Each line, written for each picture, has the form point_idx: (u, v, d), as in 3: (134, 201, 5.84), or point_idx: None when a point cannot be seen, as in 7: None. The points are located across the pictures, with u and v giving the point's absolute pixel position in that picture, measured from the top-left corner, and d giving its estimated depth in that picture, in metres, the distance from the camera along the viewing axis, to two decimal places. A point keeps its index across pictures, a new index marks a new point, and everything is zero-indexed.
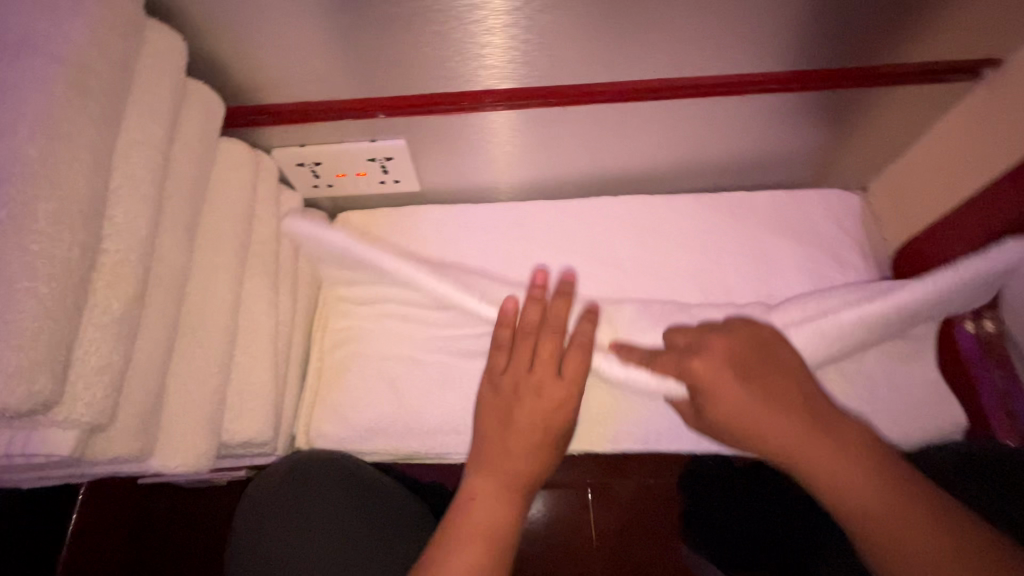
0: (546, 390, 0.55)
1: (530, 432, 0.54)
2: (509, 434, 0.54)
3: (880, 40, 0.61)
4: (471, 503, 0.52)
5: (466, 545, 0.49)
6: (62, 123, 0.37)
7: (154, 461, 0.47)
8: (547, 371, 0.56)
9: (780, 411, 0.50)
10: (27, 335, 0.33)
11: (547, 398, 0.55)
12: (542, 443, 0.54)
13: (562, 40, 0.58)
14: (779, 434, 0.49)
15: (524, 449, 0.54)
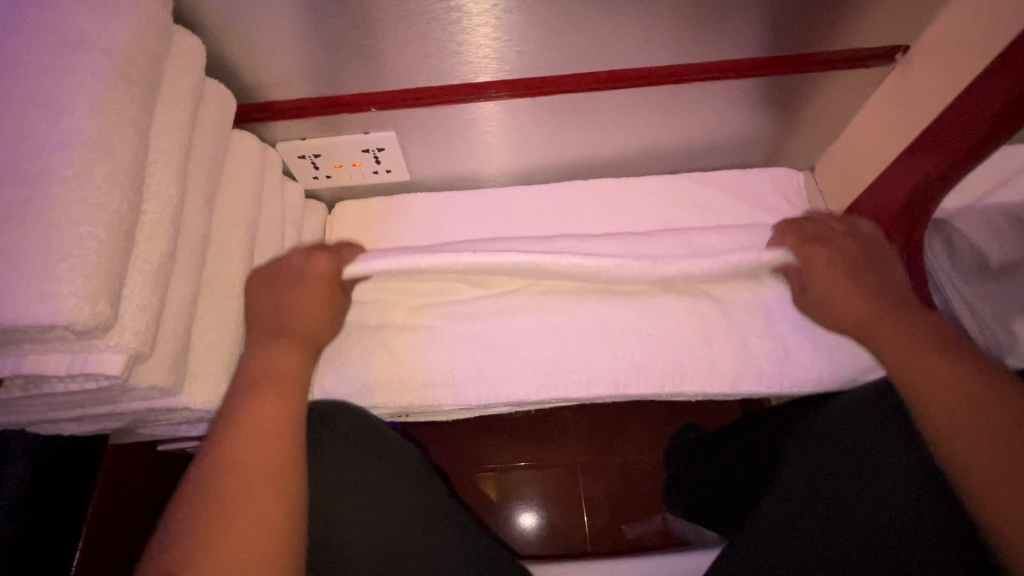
0: (295, 309, 0.60)
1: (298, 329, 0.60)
2: (284, 329, 0.59)
3: (803, 31, 0.71)
4: (260, 393, 0.55)
5: (250, 432, 0.52)
6: (113, 103, 0.45)
7: (182, 399, 0.54)
8: (308, 297, 0.61)
9: (855, 292, 0.60)
10: (91, 268, 0.40)
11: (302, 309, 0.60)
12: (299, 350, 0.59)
13: (528, 37, 0.67)
14: (845, 306, 0.60)
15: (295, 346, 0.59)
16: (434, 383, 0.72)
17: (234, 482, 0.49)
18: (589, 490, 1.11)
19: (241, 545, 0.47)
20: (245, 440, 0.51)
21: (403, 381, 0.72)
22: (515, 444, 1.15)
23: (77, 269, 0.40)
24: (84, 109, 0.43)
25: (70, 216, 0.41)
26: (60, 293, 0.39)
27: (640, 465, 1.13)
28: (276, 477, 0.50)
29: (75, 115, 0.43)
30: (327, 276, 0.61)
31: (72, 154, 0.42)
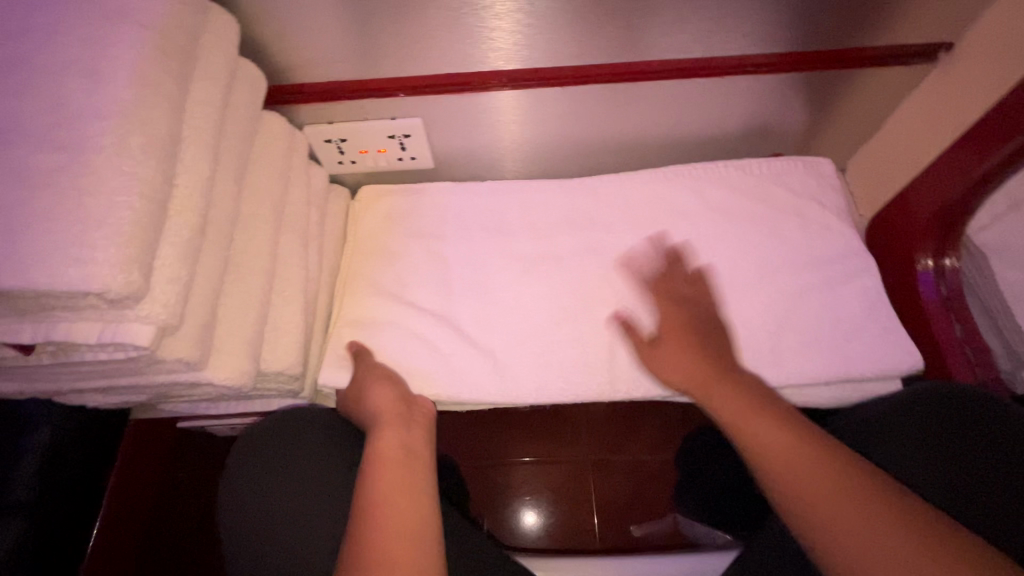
0: (384, 407, 0.64)
1: (393, 417, 0.62)
2: (387, 424, 0.61)
3: (841, 26, 0.69)
4: (379, 438, 0.59)
5: (388, 472, 0.54)
6: (150, 73, 0.45)
7: (206, 373, 0.54)
8: (386, 394, 0.65)
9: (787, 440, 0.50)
10: (124, 235, 0.40)
11: (380, 402, 0.65)
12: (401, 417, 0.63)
13: (560, 24, 0.67)
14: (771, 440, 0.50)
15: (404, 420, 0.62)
16: (467, 373, 0.72)
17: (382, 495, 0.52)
18: (599, 486, 1.11)
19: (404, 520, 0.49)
20: (384, 438, 0.59)
21: (434, 368, 0.73)
22: (525, 438, 1.14)
23: (112, 236, 0.40)
24: (124, 80, 0.44)
25: (105, 184, 0.41)
26: (94, 259, 0.39)
27: (650, 465, 1.12)
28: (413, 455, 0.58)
29: (115, 85, 0.43)
30: (395, 403, 0.64)
31: (110, 123, 0.42)
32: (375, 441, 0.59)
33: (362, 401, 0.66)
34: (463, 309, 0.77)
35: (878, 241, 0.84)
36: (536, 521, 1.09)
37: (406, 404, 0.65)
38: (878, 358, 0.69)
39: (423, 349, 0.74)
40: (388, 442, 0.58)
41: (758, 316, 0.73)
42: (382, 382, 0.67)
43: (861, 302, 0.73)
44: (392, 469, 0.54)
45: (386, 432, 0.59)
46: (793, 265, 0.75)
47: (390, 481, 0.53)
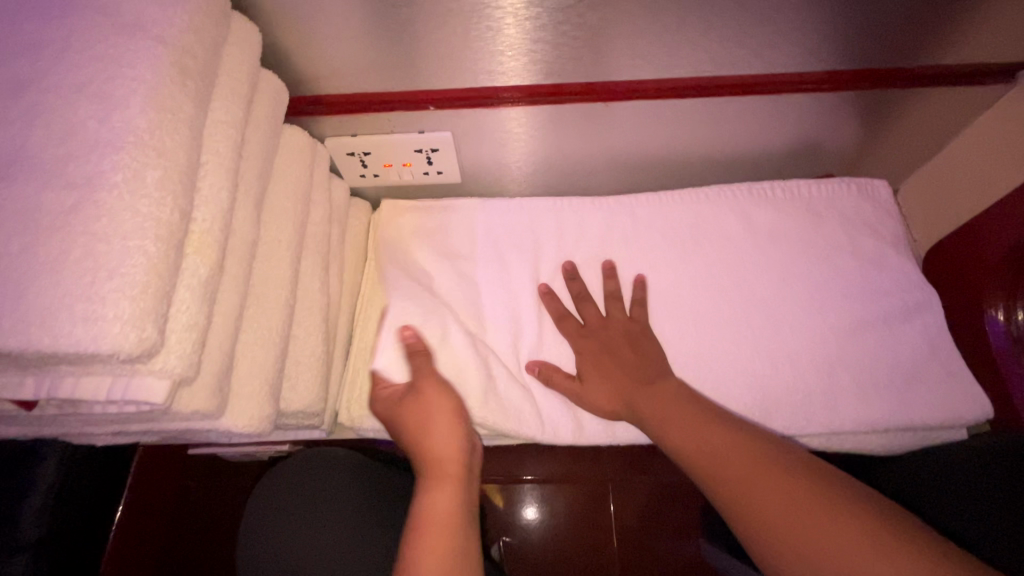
0: (437, 442, 0.58)
1: (451, 461, 0.57)
2: (440, 474, 0.56)
3: (916, 43, 0.63)
4: (428, 498, 0.54)
5: (432, 545, 0.50)
6: (167, 98, 0.40)
7: (224, 419, 0.50)
8: (442, 424, 0.59)
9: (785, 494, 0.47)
10: (138, 286, 0.36)
11: (435, 440, 0.58)
12: (461, 465, 0.57)
13: (609, 38, 0.61)
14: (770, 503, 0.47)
15: (458, 466, 0.57)
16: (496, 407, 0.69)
17: None
18: (620, 510, 1.07)
19: None
20: (433, 494, 0.54)
21: None
22: (541, 458, 1.10)
23: (124, 288, 0.35)
24: (138, 105, 0.39)
25: (117, 227, 0.36)
26: (104, 316, 0.34)
27: (673, 489, 1.07)
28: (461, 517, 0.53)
29: (129, 111, 0.38)
30: (458, 449, 0.58)
31: (122, 156, 0.37)
32: (424, 499, 0.54)
33: (417, 429, 0.59)
34: (499, 331, 0.72)
35: (934, 270, 0.79)
36: (555, 545, 1.05)
37: (464, 442, 0.59)
38: (942, 406, 0.64)
39: None
40: (440, 507, 0.53)
41: (810, 354, 0.68)
42: (432, 415, 0.60)
43: (922, 342, 0.68)
44: (438, 537, 0.50)
45: (438, 492, 0.54)
46: (848, 299, 0.70)
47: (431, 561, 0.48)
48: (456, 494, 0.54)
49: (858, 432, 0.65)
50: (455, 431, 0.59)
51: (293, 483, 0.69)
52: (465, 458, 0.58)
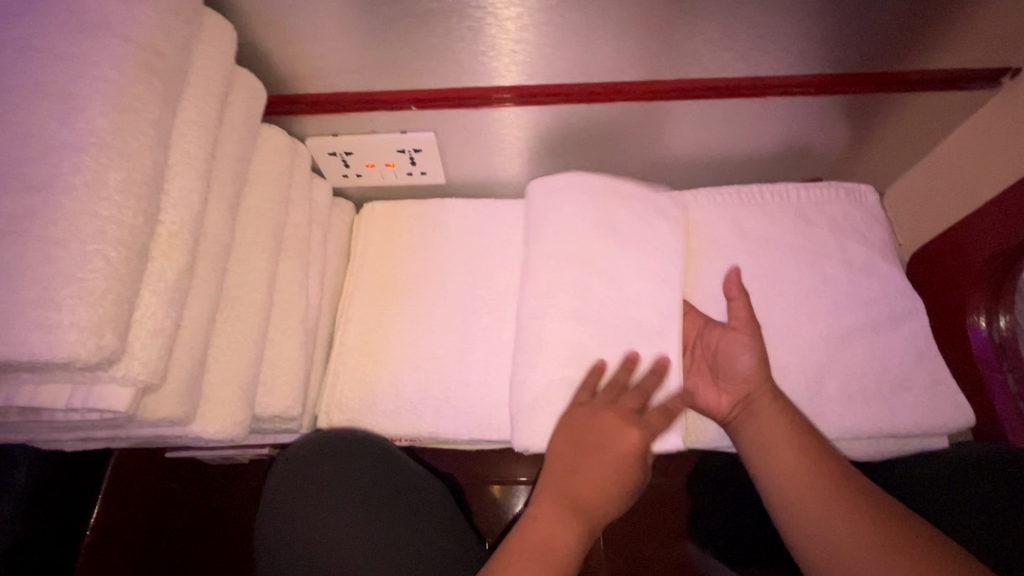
0: (605, 453, 0.57)
1: (598, 480, 0.55)
2: (563, 493, 0.55)
3: (902, 47, 0.62)
4: (533, 521, 0.53)
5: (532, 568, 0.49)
6: (131, 98, 0.39)
7: (195, 425, 0.49)
8: (614, 424, 0.59)
9: (805, 474, 0.53)
10: (97, 292, 0.35)
11: (606, 451, 0.57)
12: (620, 477, 0.56)
13: (594, 40, 0.60)
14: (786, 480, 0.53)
15: (596, 490, 0.55)
16: (476, 411, 0.68)
17: None
18: None
19: None
20: (542, 515, 0.53)
21: (445, 405, 0.69)
22: None
23: (82, 294, 0.34)
24: (100, 105, 0.38)
25: (75, 231, 0.35)
26: (60, 323, 0.34)
27: (659, 489, 1.07)
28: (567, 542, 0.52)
29: (90, 111, 0.37)
30: (627, 457, 0.57)
31: (82, 158, 0.36)
32: (530, 517, 0.53)
33: (580, 436, 0.58)
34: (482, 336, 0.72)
35: (917, 274, 0.78)
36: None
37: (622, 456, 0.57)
38: (925, 412, 0.64)
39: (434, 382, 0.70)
40: (537, 531, 0.52)
41: (794, 360, 0.67)
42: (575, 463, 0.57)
43: (906, 348, 0.67)
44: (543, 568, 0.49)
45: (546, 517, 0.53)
46: (833, 304, 0.70)
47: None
48: (563, 523, 0.52)
49: (841, 438, 0.65)
50: (625, 441, 0.58)
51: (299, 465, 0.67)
52: (614, 471, 0.56)
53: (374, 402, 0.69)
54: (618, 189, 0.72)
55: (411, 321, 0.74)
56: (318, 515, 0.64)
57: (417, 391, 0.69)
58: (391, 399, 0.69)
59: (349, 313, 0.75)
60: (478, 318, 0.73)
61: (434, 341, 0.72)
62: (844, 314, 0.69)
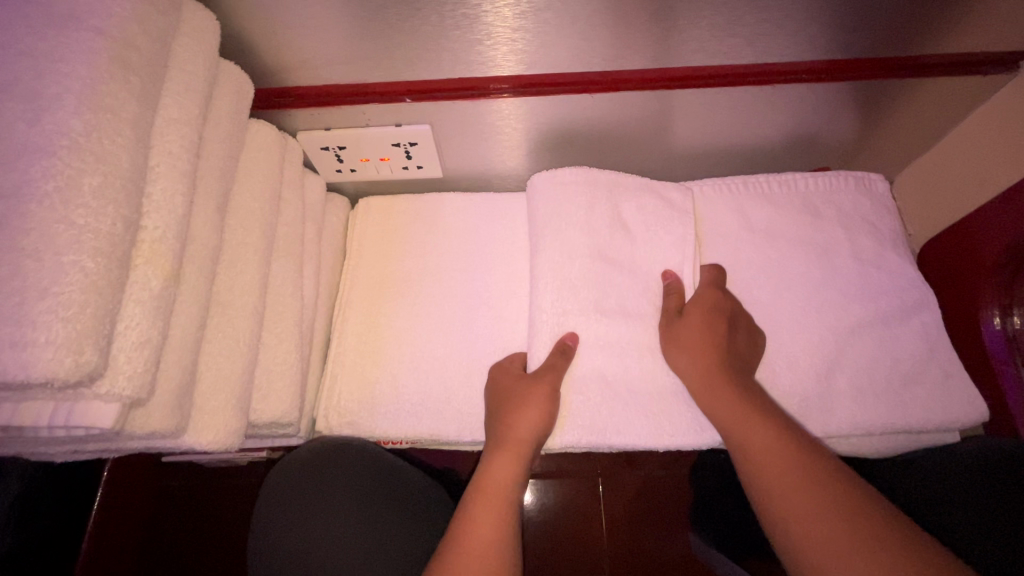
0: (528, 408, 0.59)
1: (523, 429, 0.58)
2: (505, 439, 0.58)
3: (917, 30, 0.60)
4: (488, 467, 0.57)
5: (480, 510, 0.53)
6: (106, 96, 0.37)
7: (187, 437, 0.48)
8: (540, 395, 0.60)
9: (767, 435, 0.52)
10: (75, 307, 0.33)
11: (538, 400, 0.59)
12: (544, 419, 0.59)
13: (594, 27, 0.58)
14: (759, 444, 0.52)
15: (528, 429, 0.58)
16: (478, 412, 0.67)
17: (469, 539, 0.51)
18: (610, 503, 1.06)
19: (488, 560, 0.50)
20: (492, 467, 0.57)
21: (446, 406, 0.67)
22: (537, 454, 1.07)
23: (58, 309, 0.32)
24: (72, 105, 0.35)
25: (49, 242, 0.33)
26: (34, 341, 0.32)
27: (662, 482, 1.07)
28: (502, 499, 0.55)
29: (62, 112, 0.35)
30: (546, 398, 0.59)
31: (54, 164, 0.34)
32: (484, 466, 0.58)
33: (506, 398, 0.61)
34: (483, 334, 0.71)
35: (929, 265, 0.76)
36: (544, 535, 1.04)
37: (543, 407, 0.59)
38: (937, 408, 0.63)
39: (434, 384, 0.68)
40: (496, 474, 0.56)
41: (804, 356, 0.66)
42: (520, 404, 0.59)
43: (918, 342, 0.66)
44: (485, 507, 0.54)
45: (497, 463, 0.57)
46: (842, 298, 0.68)
47: (479, 521, 0.52)
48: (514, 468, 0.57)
49: (853, 435, 0.64)
50: (538, 419, 0.59)
51: (305, 463, 0.66)
52: (547, 405, 0.59)
53: (372, 405, 0.67)
54: (626, 181, 0.71)
55: (410, 321, 0.72)
56: (314, 519, 0.64)
57: (417, 393, 0.68)
58: (390, 401, 0.68)
59: (346, 313, 0.73)
60: (478, 315, 0.72)
61: (432, 341, 0.71)
62: (853, 308, 0.67)
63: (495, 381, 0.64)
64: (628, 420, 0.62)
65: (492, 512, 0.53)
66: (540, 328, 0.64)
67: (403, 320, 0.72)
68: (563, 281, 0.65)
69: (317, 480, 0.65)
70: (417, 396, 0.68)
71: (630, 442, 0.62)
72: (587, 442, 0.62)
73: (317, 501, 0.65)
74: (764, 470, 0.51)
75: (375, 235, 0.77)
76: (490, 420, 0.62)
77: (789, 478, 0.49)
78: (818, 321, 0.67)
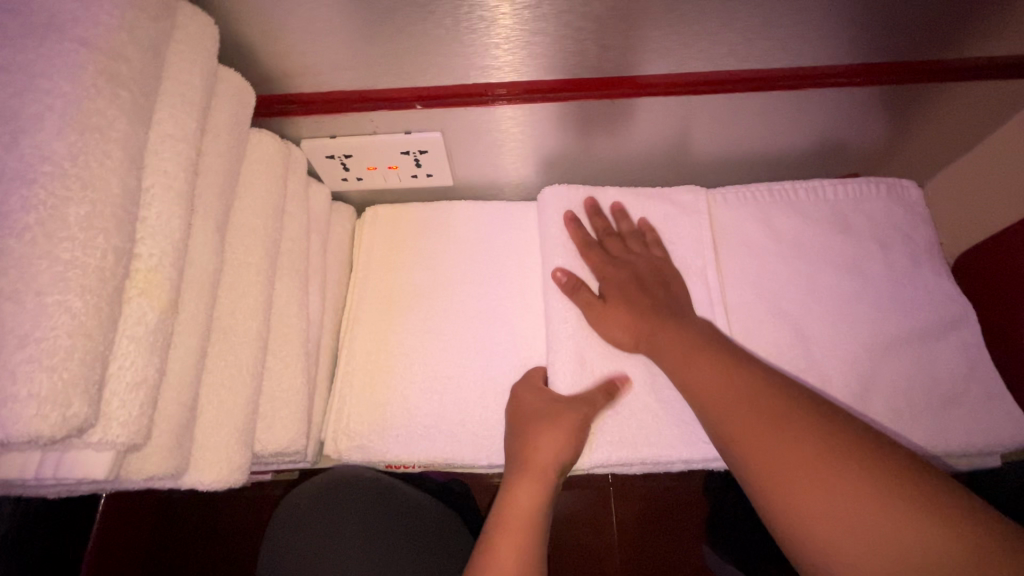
0: (550, 430, 0.55)
1: (546, 450, 0.55)
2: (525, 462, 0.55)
3: (963, 29, 0.56)
4: (512, 493, 0.54)
5: (504, 540, 0.50)
6: (93, 116, 0.33)
7: (188, 474, 0.45)
8: (568, 419, 0.56)
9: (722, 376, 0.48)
10: (62, 355, 0.29)
11: (564, 424, 0.56)
12: (572, 440, 0.55)
13: (618, 27, 0.54)
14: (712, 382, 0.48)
15: (553, 452, 0.55)
16: (493, 435, 0.64)
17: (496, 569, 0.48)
18: (622, 514, 1.03)
19: None
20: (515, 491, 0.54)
21: (459, 428, 0.64)
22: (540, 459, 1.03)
23: (42, 360, 0.29)
24: (56, 128, 0.32)
25: (31, 283, 0.30)
26: (17, 396, 0.28)
27: (677, 494, 1.04)
28: (527, 529, 0.51)
29: (43, 136, 0.32)
30: (573, 420, 0.56)
31: (35, 193, 0.31)
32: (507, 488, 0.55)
33: (531, 421, 0.57)
34: (498, 353, 0.67)
35: (964, 278, 0.73)
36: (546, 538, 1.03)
37: (567, 428, 0.56)
38: (980, 432, 0.60)
39: (447, 405, 0.65)
40: (519, 501, 0.53)
41: (837, 376, 0.62)
42: (547, 424, 0.56)
43: (957, 361, 0.62)
44: (510, 539, 0.50)
45: (520, 490, 0.54)
46: (876, 314, 0.64)
47: (507, 555, 0.49)
48: (539, 494, 0.53)
49: None
50: (563, 444, 0.55)
51: (318, 490, 0.65)
52: (574, 424, 0.56)
53: (381, 427, 0.64)
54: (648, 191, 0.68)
55: (421, 338, 0.68)
56: (322, 550, 0.61)
57: (429, 414, 0.65)
58: (401, 423, 0.64)
59: (353, 331, 0.70)
60: (492, 333, 0.68)
61: (445, 361, 0.67)
62: (887, 325, 0.64)
63: (519, 400, 0.60)
64: (659, 437, 0.59)
65: (520, 544, 0.50)
66: (560, 346, 0.61)
67: (414, 338, 0.68)
68: (584, 243, 0.64)
69: (328, 509, 0.63)
70: (429, 420, 0.64)
71: (665, 456, 0.59)
72: (619, 459, 0.59)
73: (327, 532, 0.62)
74: (720, 402, 0.46)
75: (383, 248, 0.74)
76: (510, 440, 0.59)
77: (750, 411, 0.44)
78: (852, 340, 0.64)
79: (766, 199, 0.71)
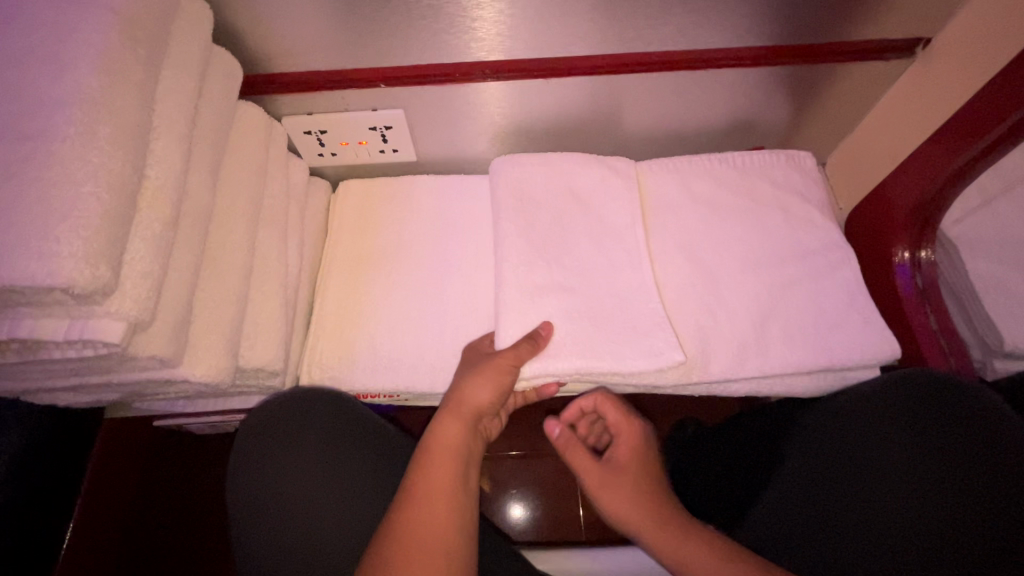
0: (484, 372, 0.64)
1: (481, 393, 0.64)
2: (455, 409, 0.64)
3: (824, 19, 0.69)
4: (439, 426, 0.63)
5: (433, 462, 0.60)
6: (117, 60, 0.43)
7: (182, 369, 0.53)
8: (506, 363, 0.64)
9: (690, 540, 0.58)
10: (92, 227, 0.39)
11: (498, 364, 0.64)
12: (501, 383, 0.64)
13: (543, 17, 0.66)
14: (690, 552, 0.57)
15: (485, 393, 0.64)
16: (449, 365, 0.73)
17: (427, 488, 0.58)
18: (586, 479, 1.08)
19: (440, 511, 0.56)
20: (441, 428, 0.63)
21: (419, 361, 0.73)
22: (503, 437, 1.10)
23: (78, 229, 0.39)
24: (89, 66, 0.42)
25: (70, 175, 0.39)
26: (58, 253, 0.38)
27: None
28: (450, 455, 0.61)
29: (79, 72, 0.42)
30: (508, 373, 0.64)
31: (74, 113, 0.41)
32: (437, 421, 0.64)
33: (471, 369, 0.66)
34: (454, 298, 0.77)
35: (856, 233, 0.85)
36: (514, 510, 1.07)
37: (499, 380, 0.64)
38: (861, 349, 0.70)
39: (409, 343, 0.74)
40: (449, 430, 0.63)
41: (742, 309, 0.73)
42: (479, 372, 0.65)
43: (842, 294, 0.74)
44: (441, 458, 0.60)
45: (449, 422, 0.63)
46: (775, 257, 0.76)
47: (434, 472, 0.59)
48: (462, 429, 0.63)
49: (785, 376, 0.71)
50: (494, 390, 0.64)
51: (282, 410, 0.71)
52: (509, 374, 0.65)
53: (351, 363, 0.73)
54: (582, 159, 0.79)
55: (387, 287, 0.78)
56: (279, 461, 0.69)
57: (394, 351, 0.74)
58: (368, 358, 0.74)
59: (326, 283, 0.79)
60: (450, 282, 0.78)
61: (408, 306, 0.77)
62: (784, 266, 0.75)
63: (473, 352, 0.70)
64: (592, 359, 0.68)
65: (445, 471, 0.59)
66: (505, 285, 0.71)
67: (380, 288, 0.78)
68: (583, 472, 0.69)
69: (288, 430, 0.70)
70: (393, 355, 0.74)
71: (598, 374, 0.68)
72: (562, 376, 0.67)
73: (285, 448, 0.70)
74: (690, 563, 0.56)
75: (355, 212, 0.84)
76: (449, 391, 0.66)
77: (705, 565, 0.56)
78: (755, 278, 0.75)
79: (687, 165, 0.82)
